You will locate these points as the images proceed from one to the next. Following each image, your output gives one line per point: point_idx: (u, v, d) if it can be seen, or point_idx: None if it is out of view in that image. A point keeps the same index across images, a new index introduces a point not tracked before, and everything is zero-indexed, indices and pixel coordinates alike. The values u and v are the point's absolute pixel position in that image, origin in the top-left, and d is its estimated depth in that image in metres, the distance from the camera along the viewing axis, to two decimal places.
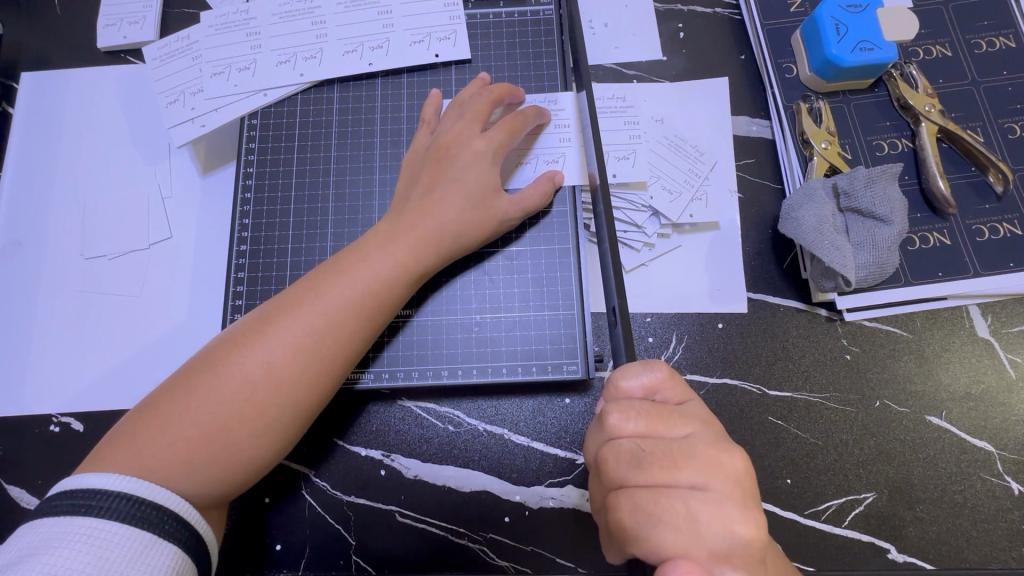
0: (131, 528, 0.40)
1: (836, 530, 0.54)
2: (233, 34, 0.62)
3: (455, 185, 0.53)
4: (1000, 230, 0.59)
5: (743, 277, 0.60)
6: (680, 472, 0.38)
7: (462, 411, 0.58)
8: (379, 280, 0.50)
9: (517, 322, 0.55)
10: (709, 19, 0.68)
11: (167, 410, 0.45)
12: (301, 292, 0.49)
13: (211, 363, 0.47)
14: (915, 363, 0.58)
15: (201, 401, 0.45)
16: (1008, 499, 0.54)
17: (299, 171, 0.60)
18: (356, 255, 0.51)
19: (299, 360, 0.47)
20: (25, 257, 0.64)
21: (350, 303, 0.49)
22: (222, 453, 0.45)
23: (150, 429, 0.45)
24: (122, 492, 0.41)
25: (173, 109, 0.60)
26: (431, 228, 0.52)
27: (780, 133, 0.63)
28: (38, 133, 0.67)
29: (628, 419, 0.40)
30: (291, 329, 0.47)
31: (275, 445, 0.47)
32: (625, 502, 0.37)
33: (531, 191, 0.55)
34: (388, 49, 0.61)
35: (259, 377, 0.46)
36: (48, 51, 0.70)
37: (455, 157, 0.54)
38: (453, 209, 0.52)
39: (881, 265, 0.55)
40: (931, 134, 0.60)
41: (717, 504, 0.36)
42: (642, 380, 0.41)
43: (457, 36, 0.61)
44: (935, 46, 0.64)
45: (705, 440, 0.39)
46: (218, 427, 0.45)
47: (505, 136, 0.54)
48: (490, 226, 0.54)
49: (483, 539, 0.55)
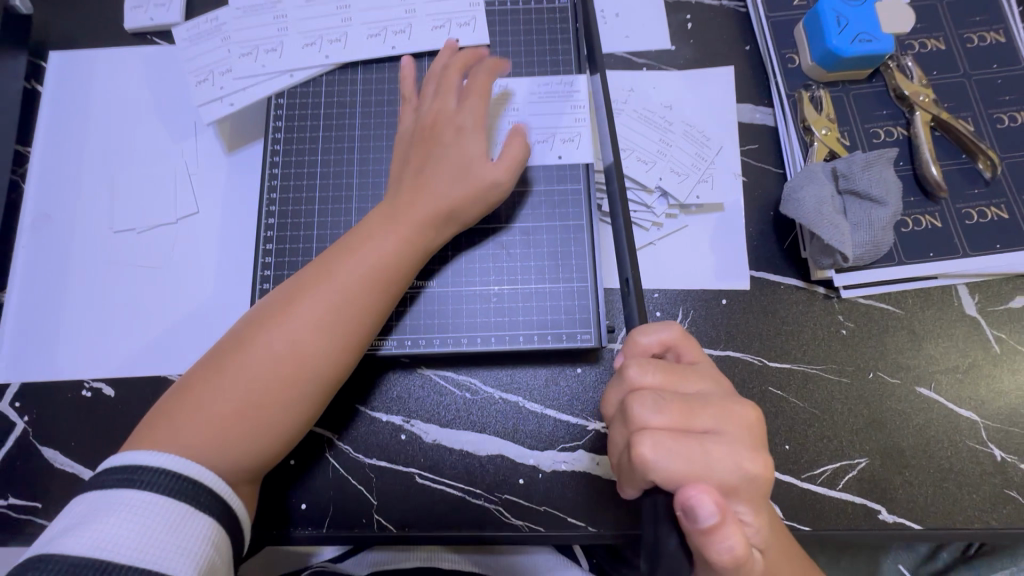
0: (171, 499, 0.42)
1: (830, 493, 0.58)
2: (260, 17, 0.64)
3: (444, 158, 0.56)
4: (989, 214, 0.62)
5: (746, 256, 0.64)
6: (697, 417, 0.41)
7: (478, 380, 0.61)
8: (390, 257, 0.53)
9: (533, 293, 0.58)
10: (716, 11, 0.71)
11: (201, 390, 0.48)
12: (318, 272, 0.52)
13: (238, 345, 0.50)
14: (907, 338, 0.61)
15: (233, 380, 0.48)
16: (991, 465, 0.58)
17: (324, 150, 0.62)
18: (365, 235, 0.54)
19: (321, 335, 0.50)
20: (55, 230, 0.66)
21: (366, 280, 0.52)
22: (257, 425, 0.48)
23: (186, 408, 0.48)
24: (164, 467, 0.44)
25: (202, 88, 0.63)
26: (434, 203, 0.54)
27: (783, 119, 0.66)
28: (66, 111, 0.69)
29: (646, 372, 0.43)
30: (311, 307, 0.50)
31: (304, 415, 0.50)
32: (648, 440, 0.39)
33: (512, 151, 0.56)
34: (410, 34, 0.64)
35: (285, 352, 0.49)
36: (76, 32, 0.72)
37: (442, 130, 0.57)
38: (444, 179, 0.55)
39: (876, 243, 0.58)
40: (924, 123, 0.63)
41: (729, 444, 0.40)
42: (661, 336, 0.44)
43: (477, 21, 0.64)
44: (930, 39, 0.67)
45: (716, 394, 0.42)
46: (251, 402, 0.48)
47: (478, 101, 0.57)
48: (476, 188, 0.55)
49: (499, 500, 0.58)
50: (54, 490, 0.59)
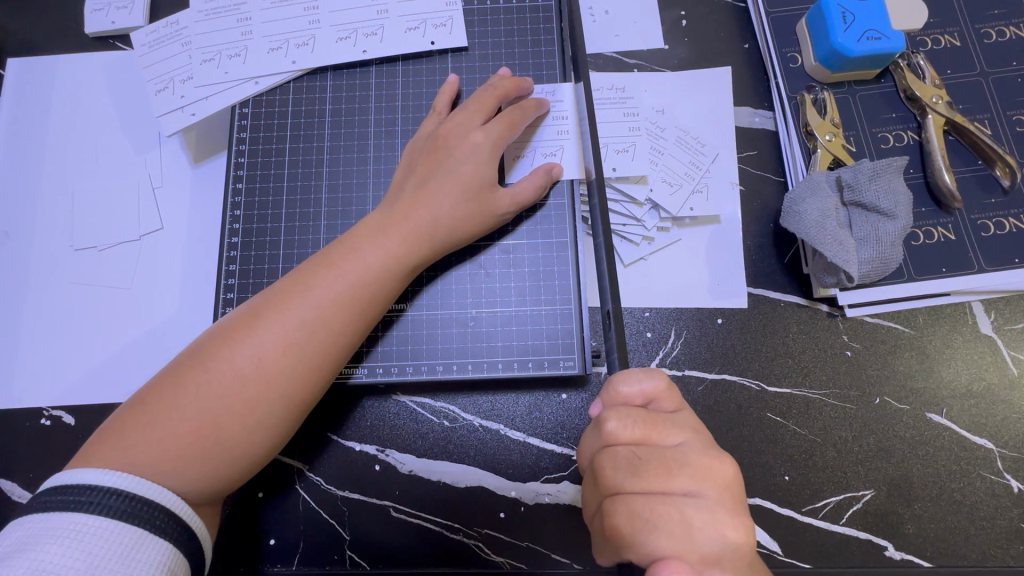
0: (121, 523, 0.39)
1: (833, 527, 0.54)
2: (223, 20, 0.60)
3: (450, 176, 0.52)
4: (1006, 225, 0.58)
5: (744, 272, 0.59)
6: (675, 479, 0.38)
7: (458, 406, 0.57)
8: (371, 273, 0.49)
9: (513, 317, 0.54)
10: (713, 7, 0.66)
11: (157, 405, 0.45)
12: (290, 285, 0.48)
13: (200, 358, 0.46)
14: (917, 360, 0.57)
15: (191, 396, 0.45)
16: (1008, 497, 0.54)
17: (292, 162, 0.59)
18: (348, 248, 0.50)
19: (291, 355, 0.46)
20: (14, 248, 0.63)
21: (343, 297, 0.48)
22: (214, 450, 0.45)
23: (138, 425, 0.44)
24: (113, 487, 0.40)
25: (162, 97, 0.59)
26: (426, 219, 0.51)
27: (783, 124, 0.62)
28: (25, 121, 0.66)
29: (625, 425, 0.39)
30: (282, 323, 0.47)
31: (268, 439, 0.47)
32: (622, 507, 0.37)
33: (526, 184, 0.54)
34: (382, 37, 0.59)
35: (249, 371, 0.45)
36: (35, 37, 0.68)
37: (451, 150, 0.53)
38: (447, 201, 0.51)
39: (884, 260, 0.54)
40: (937, 127, 0.58)
41: (709, 511, 0.37)
42: (642, 386, 0.41)
43: (454, 23, 0.60)
44: (944, 35, 0.62)
45: (697, 448, 0.39)
46: (209, 422, 0.44)
47: (504, 128, 0.53)
48: (485, 219, 0.52)
49: (478, 535, 0.55)
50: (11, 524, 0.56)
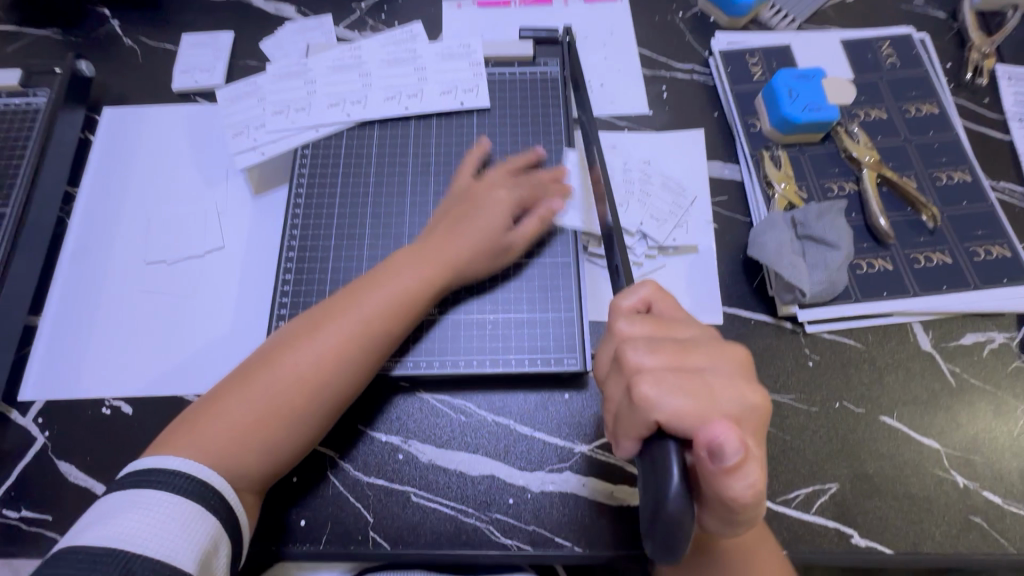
0: (184, 498, 0.47)
1: (804, 517, 0.61)
2: (293, 82, 0.74)
3: (477, 222, 0.63)
4: (934, 259, 0.69)
5: (719, 294, 0.70)
6: (690, 356, 0.44)
7: (473, 403, 0.66)
8: (409, 292, 0.59)
9: (525, 322, 0.64)
10: (687, 83, 0.82)
11: (225, 401, 0.53)
12: (343, 302, 0.58)
13: (264, 362, 0.55)
14: (869, 370, 0.67)
15: (255, 393, 0.53)
16: (954, 491, 0.62)
17: (342, 193, 0.71)
18: (390, 270, 0.60)
19: (341, 358, 0.55)
20: (93, 261, 0.73)
21: (387, 311, 0.58)
22: (273, 438, 0.53)
23: (211, 417, 0.53)
24: (180, 470, 0.49)
25: (238, 139, 0.72)
26: (455, 248, 0.62)
27: (747, 174, 0.75)
28: (114, 157, 0.78)
29: (636, 323, 0.47)
30: (335, 332, 0.56)
31: (317, 431, 0.55)
32: (649, 383, 0.42)
33: (533, 226, 0.65)
34: (421, 98, 0.74)
35: (307, 371, 0.54)
36: (128, 91, 0.82)
37: (480, 200, 0.65)
38: (471, 240, 0.62)
39: (832, 282, 0.65)
40: (872, 179, 0.72)
41: (726, 376, 0.44)
42: (640, 295, 0.50)
43: (480, 88, 0.74)
44: (874, 109, 0.77)
45: (706, 339, 0.46)
46: (268, 414, 0.53)
47: (525, 189, 0.67)
48: (501, 258, 0.64)
49: (489, 519, 0.61)
50: (63, 504, 0.61)
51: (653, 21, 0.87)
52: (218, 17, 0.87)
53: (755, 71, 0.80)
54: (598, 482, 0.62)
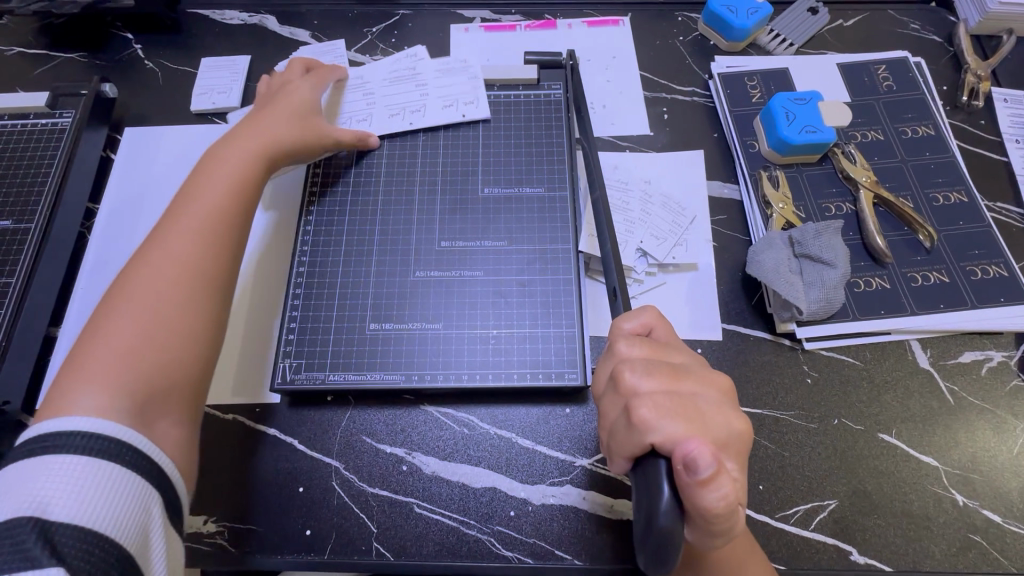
0: (94, 461, 0.43)
1: (803, 532, 0.61)
2: None
3: (278, 108, 0.70)
4: (931, 277, 0.70)
5: (718, 311, 0.71)
6: (683, 381, 0.46)
7: (476, 417, 0.67)
8: (236, 183, 0.62)
9: (527, 337, 0.66)
10: (688, 105, 0.84)
11: (92, 333, 0.51)
12: (173, 211, 0.59)
13: (123, 281, 0.54)
14: (867, 388, 0.67)
15: (124, 305, 0.52)
16: (954, 509, 0.62)
17: (351, 210, 0.73)
18: (196, 177, 0.63)
19: (205, 240, 0.57)
20: (110, 274, 0.75)
21: (219, 207, 0.60)
22: (161, 338, 0.51)
23: (82, 352, 0.50)
24: (82, 430, 0.44)
25: None
26: (236, 158, 0.64)
27: (747, 194, 0.77)
28: (133, 175, 0.81)
29: (633, 346, 0.49)
30: (183, 228, 0.57)
31: (207, 320, 0.55)
32: (646, 402, 0.43)
33: (345, 132, 0.73)
34: (424, 113, 0.77)
35: (169, 266, 0.55)
36: (150, 112, 0.86)
37: (281, 92, 0.73)
38: (282, 124, 0.69)
39: (829, 300, 0.66)
40: (868, 199, 0.73)
41: (717, 404, 0.45)
42: (640, 319, 0.51)
43: (480, 100, 0.78)
44: (870, 131, 0.79)
45: (697, 364, 0.48)
46: (147, 327, 0.51)
47: (317, 82, 0.75)
48: (319, 134, 0.71)
49: (490, 531, 0.62)
50: None
51: (654, 45, 0.89)
52: (236, 41, 0.91)
53: (754, 93, 0.82)
54: (599, 496, 0.63)
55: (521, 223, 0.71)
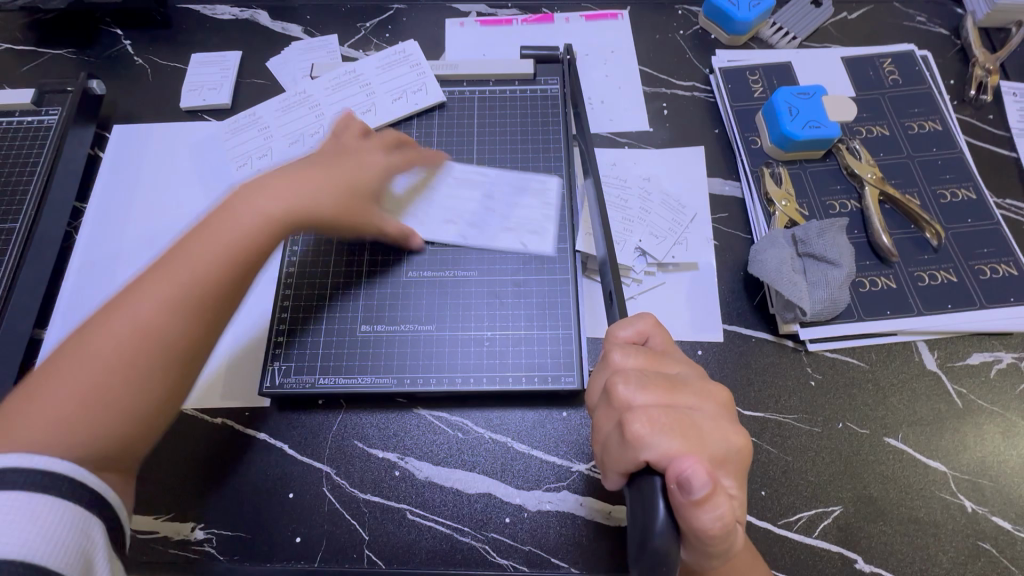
0: (20, 492, 0.38)
1: (806, 540, 0.60)
2: (297, 110, 0.75)
3: (350, 168, 0.61)
4: (939, 277, 0.69)
5: (719, 311, 0.69)
6: (680, 394, 0.44)
7: (470, 421, 0.65)
8: (240, 228, 0.50)
9: (522, 339, 0.64)
10: (688, 100, 0.82)
11: (40, 390, 0.43)
12: (165, 261, 0.48)
13: (83, 334, 0.45)
14: (873, 390, 0.65)
15: (78, 368, 0.43)
16: (962, 515, 0.60)
17: None
18: (225, 212, 0.51)
19: (178, 309, 0.46)
20: (97, 276, 0.73)
21: (199, 271, 0.48)
22: (113, 410, 0.44)
23: (25, 411, 0.42)
24: (9, 466, 0.38)
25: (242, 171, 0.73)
26: (252, 212, 0.51)
27: (748, 192, 0.75)
28: (121, 174, 0.80)
29: (629, 355, 0.47)
30: (161, 287, 0.46)
31: (170, 392, 0.46)
32: (641, 415, 0.41)
33: (394, 224, 0.65)
34: (376, 111, 0.75)
35: (126, 333, 0.44)
36: (138, 109, 0.84)
37: (347, 157, 0.62)
38: (335, 185, 0.58)
39: (834, 300, 0.64)
40: (874, 196, 0.71)
41: (714, 419, 0.43)
42: (635, 327, 0.49)
43: (428, 85, 0.76)
44: (875, 126, 0.77)
45: (694, 375, 0.46)
46: (99, 396, 0.43)
47: (400, 161, 0.66)
48: (369, 184, 0.61)
49: (485, 539, 0.60)
50: None
51: (654, 38, 0.88)
52: (227, 36, 0.89)
53: (756, 88, 0.80)
54: (596, 502, 0.61)
55: (523, 224, 0.69)
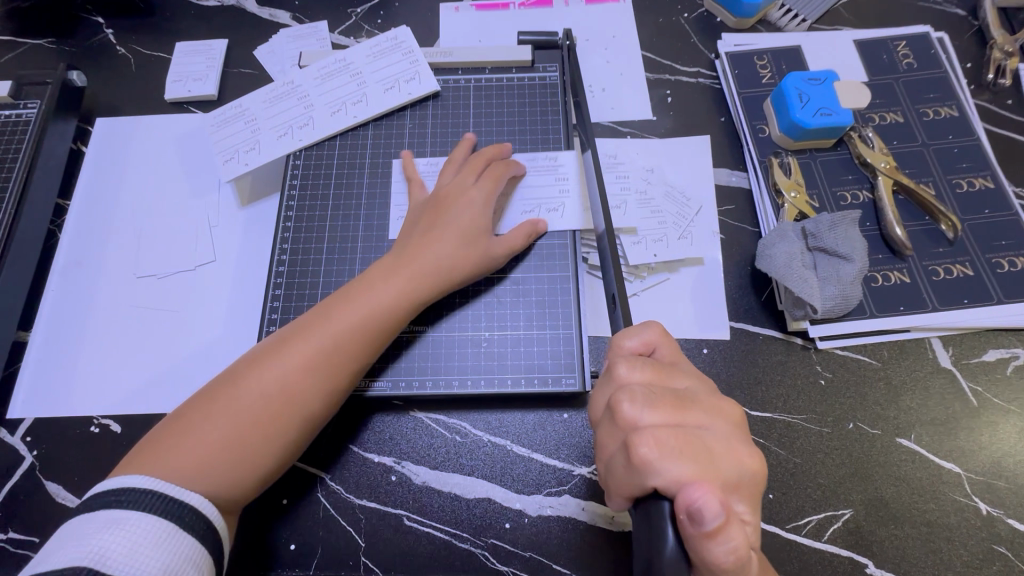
0: (154, 515, 0.46)
1: (815, 544, 0.58)
2: (285, 102, 0.72)
3: (452, 226, 0.60)
4: (954, 270, 0.66)
5: (725, 308, 0.67)
6: (690, 413, 0.41)
7: (469, 423, 0.63)
8: (377, 308, 0.57)
9: (521, 339, 0.62)
10: (692, 87, 0.79)
11: (195, 419, 0.52)
12: (310, 322, 0.57)
13: (234, 378, 0.54)
14: (884, 389, 0.63)
15: (223, 411, 0.52)
16: (977, 518, 0.58)
17: (334, 205, 0.69)
18: (361, 287, 0.58)
19: (309, 377, 0.54)
20: (83, 276, 0.71)
21: (335, 341, 0.55)
22: (241, 457, 0.52)
23: (179, 435, 0.51)
24: (149, 487, 0.47)
25: (229, 165, 0.69)
26: (386, 289, 0.58)
27: (756, 183, 0.72)
28: (105, 169, 0.77)
29: (634, 369, 0.44)
30: (301, 352, 0.55)
31: (288, 447, 0.54)
32: (648, 437, 0.39)
33: (516, 234, 0.62)
34: (367, 102, 0.72)
35: (269, 394, 0.53)
36: (122, 101, 0.81)
37: (453, 203, 0.62)
38: (450, 245, 0.60)
39: (846, 297, 0.61)
40: (887, 187, 0.68)
41: (725, 440, 0.41)
42: (642, 337, 0.47)
43: (421, 74, 0.73)
44: (889, 113, 0.74)
45: (704, 391, 0.44)
46: (232, 442, 0.52)
47: (491, 184, 0.63)
48: (477, 261, 0.61)
49: (484, 545, 0.59)
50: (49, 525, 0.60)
51: (657, 22, 0.84)
52: (211, 24, 0.85)
53: (763, 73, 0.77)
54: (598, 506, 0.59)
55: (545, 196, 0.67)
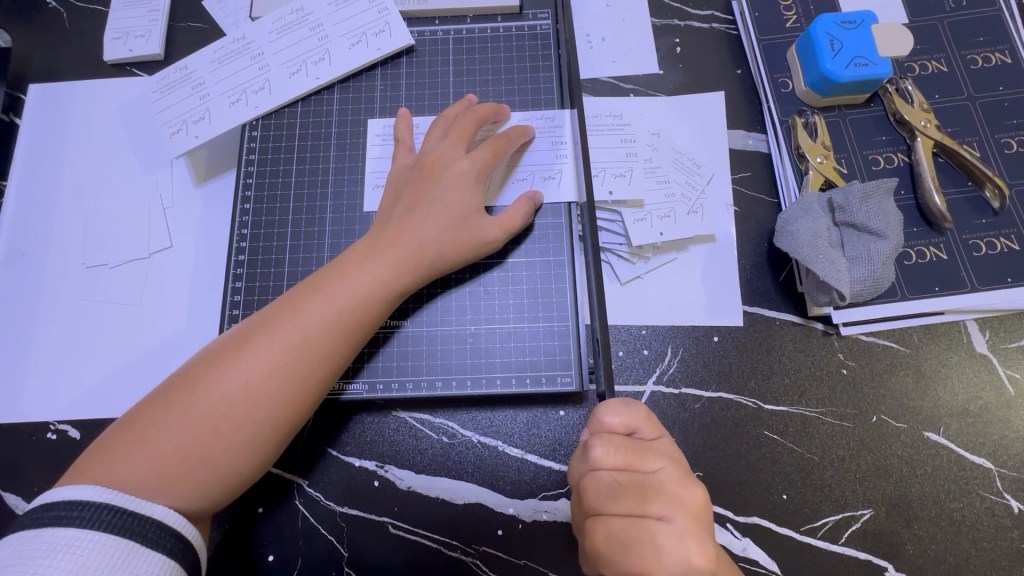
0: (111, 536, 0.39)
1: (832, 547, 0.54)
2: (237, 62, 0.63)
3: (437, 203, 0.53)
4: (998, 245, 0.59)
5: (738, 290, 0.60)
6: (650, 504, 0.40)
7: (457, 423, 0.58)
8: (357, 297, 0.49)
9: (511, 334, 0.55)
10: (705, 34, 0.69)
11: (146, 425, 0.45)
12: (277, 313, 0.49)
13: (191, 379, 0.46)
14: (913, 378, 0.57)
15: (179, 417, 0.45)
16: (1008, 517, 0.54)
17: (298, 183, 0.61)
18: (336, 272, 0.50)
19: (278, 376, 0.46)
20: (28, 266, 0.64)
21: (308, 336, 0.47)
22: (199, 470, 0.44)
23: (129, 444, 0.44)
24: (104, 502, 0.40)
25: (176, 139, 0.61)
26: (367, 276, 0.50)
27: (776, 147, 0.63)
28: (44, 144, 0.69)
29: (609, 452, 0.41)
30: (269, 346, 0.47)
31: (256, 459, 0.46)
32: (601, 529, 0.40)
33: (512, 213, 0.54)
34: (330, 61, 0.63)
35: (236, 394, 0.45)
36: (56, 63, 0.71)
37: (440, 176, 0.54)
38: (434, 227, 0.52)
39: (876, 279, 0.55)
40: (927, 149, 0.60)
41: (679, 537, 0.39)
42: (623, 417, 0.43)
43: (392, 26, 0.63)
44: (931, 61, 0.64)
45: (673, 477, 0.42)
46: (188, 453, 0.44)
47: (488, 156, 0.55)
48: (468, 246, 0.53)
49: (475, 552, 0.55)
50: None
51: None
52: None
53: (788, 16, 0.67)
54: None
55: (541, 162, 0.58)
